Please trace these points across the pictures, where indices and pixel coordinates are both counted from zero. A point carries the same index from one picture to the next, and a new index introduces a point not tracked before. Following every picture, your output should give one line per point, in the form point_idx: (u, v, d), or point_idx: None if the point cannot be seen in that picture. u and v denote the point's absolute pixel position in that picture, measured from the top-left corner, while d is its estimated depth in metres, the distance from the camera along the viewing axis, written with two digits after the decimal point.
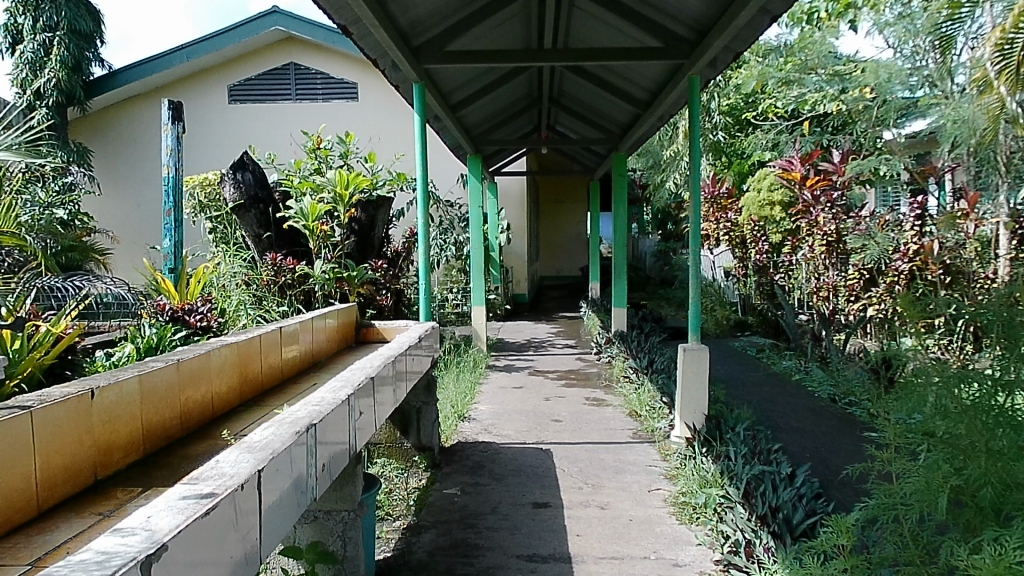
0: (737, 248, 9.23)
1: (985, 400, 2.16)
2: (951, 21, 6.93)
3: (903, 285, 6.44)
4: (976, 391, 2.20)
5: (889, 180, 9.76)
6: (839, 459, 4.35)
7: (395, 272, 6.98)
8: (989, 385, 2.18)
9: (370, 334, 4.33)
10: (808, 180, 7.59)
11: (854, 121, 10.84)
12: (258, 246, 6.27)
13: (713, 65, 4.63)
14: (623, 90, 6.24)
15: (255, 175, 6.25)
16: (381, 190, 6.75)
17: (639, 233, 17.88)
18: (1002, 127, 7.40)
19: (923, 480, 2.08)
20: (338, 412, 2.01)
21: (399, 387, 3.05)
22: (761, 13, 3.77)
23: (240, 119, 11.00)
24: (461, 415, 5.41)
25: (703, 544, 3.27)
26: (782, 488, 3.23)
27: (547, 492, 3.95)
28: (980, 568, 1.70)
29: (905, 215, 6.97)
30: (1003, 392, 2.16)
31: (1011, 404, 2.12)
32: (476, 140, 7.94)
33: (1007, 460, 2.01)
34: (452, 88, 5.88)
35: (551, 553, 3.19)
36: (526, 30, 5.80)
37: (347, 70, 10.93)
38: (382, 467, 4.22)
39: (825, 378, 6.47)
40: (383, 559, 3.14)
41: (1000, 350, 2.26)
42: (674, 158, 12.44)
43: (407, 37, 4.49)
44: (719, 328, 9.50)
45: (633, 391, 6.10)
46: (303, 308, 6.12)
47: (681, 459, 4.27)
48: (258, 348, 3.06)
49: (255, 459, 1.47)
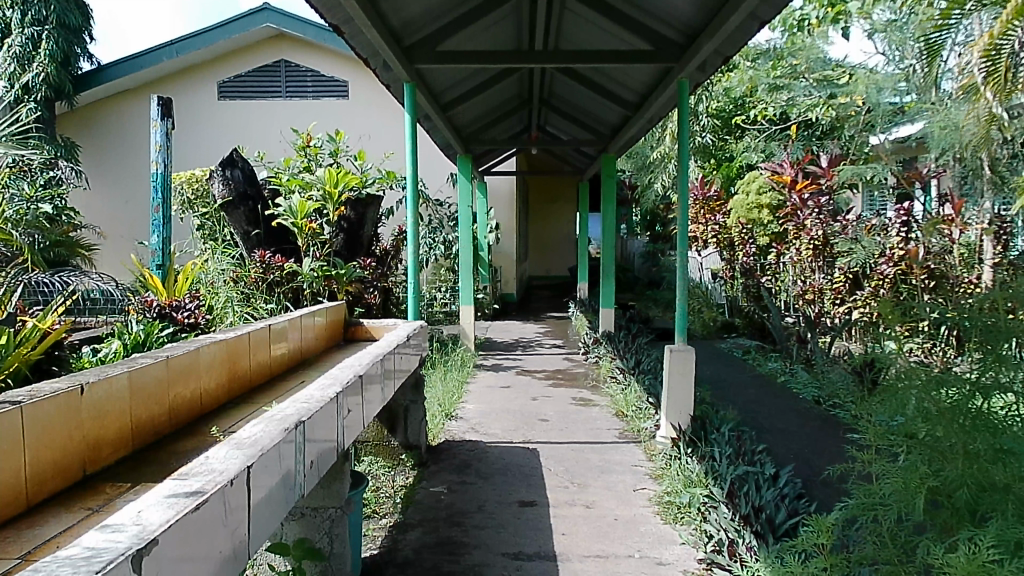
0: (725, 249, 9.38)
1: (964, 402, 2.20)
2: (940, 30, 7.02)
3: (887, 289, 6.56)
4: (955, 394, 2.24)
5: (876, 184, 9.87)
6: (822, 460, 4.41)
7: (383, 271, 6.99)
8: (968, 389, 2.23)
9: (359, 332, 4.35)
10: (798, 183, 7.61)
11: (842, 126, 10.95)
12: (247, 243, 6.28)
13: (701, 69, 4.69)
14: (613, 93, 6.28)
15: (244, 172, 6.21)
16: (370, 188, 6.74)
17: (628, 234, 17.98)
18: (990, 133, 7.50)
19: (901, 480, 2.12)
20: (327, 410, 2.03)
21: (387, 386, 3.07)
22: (751, 18, 3.80)
23: (230, 117, 10.98)
24: (449, 414, 5.42)
25: (686, 543, 3.30)
26: (765, 488, 3.27)
27: (533, 491, 3.98)
28: (954, 566, 1.74)
29: (891, 220, 7.05)
30: (980, 395, 2.21)
31: (987, 408, 2.18)
32: (466, 140, 7.95)
33: (983, 462, 2.06)
34: (443, 88, 5.90)
35: (536, 552, 3.22)
36: (518, 31, 5.83)
37: (338, 68, 10.92)
38: (369, 465, 4.24)
39: (810, 380, 6.53)
40: (370, 556, 3.16)
41: (978, 355, 2.33)
42: (662, 159, 12.53)
43: (399, 37, 4.52)
44: (706, 329, 9.56)
45: (620, 391, 6.13)
46: (291, 305, 6.11)
47: (666, 459, 4.31)
48: (246, 345, 3.07)
49: (244, 455, 1.49)
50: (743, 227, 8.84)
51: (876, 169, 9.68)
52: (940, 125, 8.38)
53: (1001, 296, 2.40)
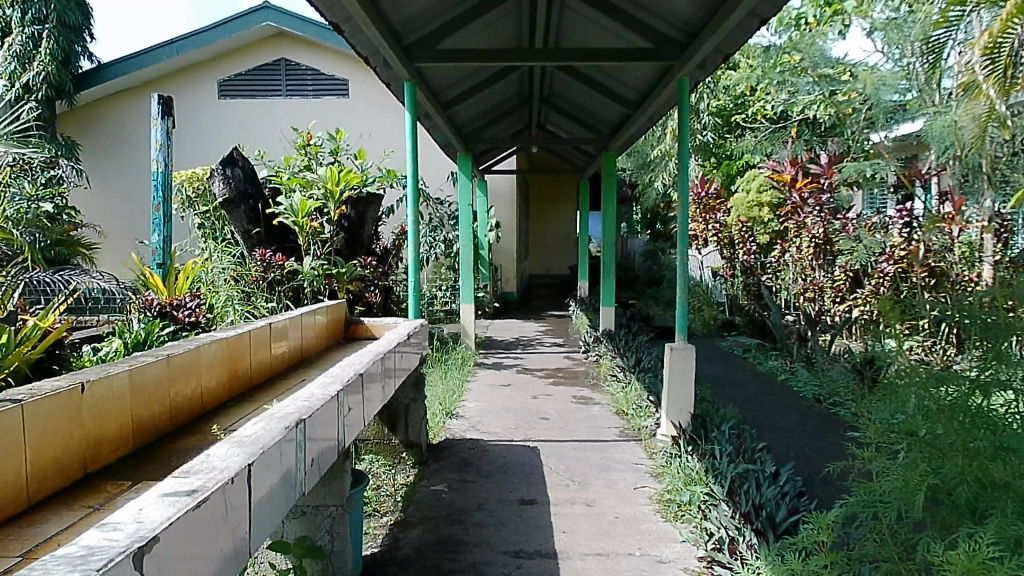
0: (725, 248, 9.35)
1: (963, 400, 2.20)
2: (941, 29, 7.01)
3: (888, 287, 6.53)
4: (954, 392, 2.24)
5: (876, 182, 9.89)
6: (821, 458, 4.42)
7: (384, 269, 7.00)
8: (966, 387, 2.23)
9: (359, 330, 4.35)
10: (797, 182, 7.60)
11: (843, 125, 10.97)
12: (247, 242, 6.28)
13: (702, 67, 4.69)
14: (614, 91, 6.28)
15: (245, 171, 6.22)
16: (371, 187, 6.75)
17: (628, 234, 17.97)
18: (990, 132, 7.50)
19: (901, 478, 2.12)
20: (328, 408, 2.03)
21: (388, 384, 3.08)
22: (751, 16, 3.79)
23: (231, 116, 10.98)
24: (450, 413, 5.43)
25: (687, 540, 3.31)
26: (766, 486, 3.27)
27: (534, 489, 3.98)
28: (953, 564, 1.74)
29: (893, 219, 7.05)
30: (979, 393, 2.22)
31: (986, 405, 2.18)
32: (466, 139, 7.95)
33: (984, 459, 2.05)
34: (443, 86, 5.90)
35: (537, 550, 3.22)
36: (518, 29, 5.83)
37: (338, 68, 10.92)
38: (370, 463, 4.23)
39: (810, 378, 6.54)
40: (371, 555, 3.16)
41: (979, 352, 2.34)
42: (662, 158, 12.54)
43: (399, 36, 4.51)
44: (707, 328, 9.59)
45: (621, 390, 6.13)
46: (291, 304, 6.11)
47: (666, 457, 4.31)
48: (246, 343, 3.07)
49: (244, 453, 1.50)
50: (744, 225, 8.83)
51: (877, 166, 9.71)
52: (941, 124, 8.39)
53: (1000, 295, 2.41)
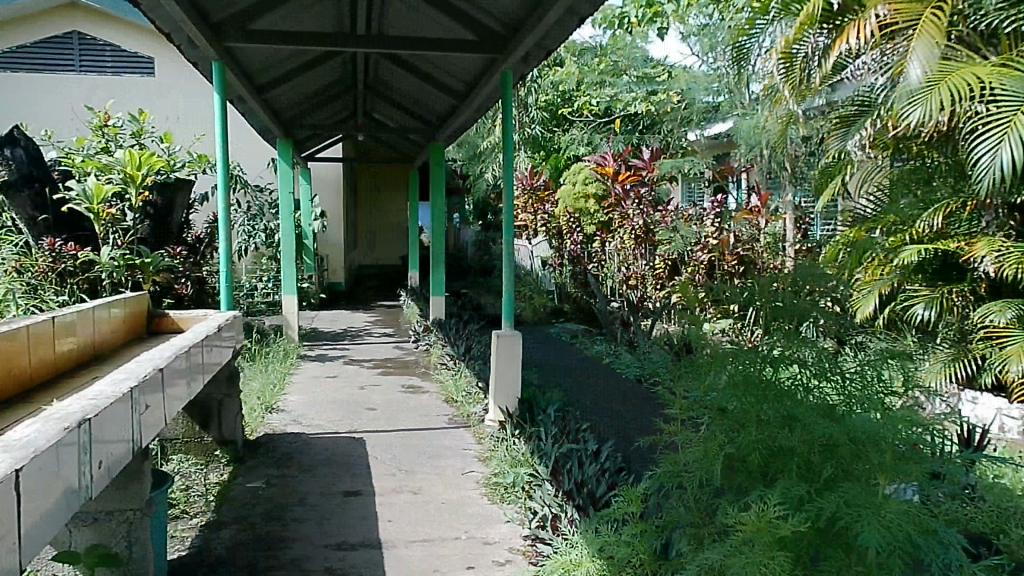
0: (553, 238, 9.11)
1: (755, 372, 2.34)
2: (747, 36, 7.53)
3: (703, 274, 7.08)
4: (749, 364, 2.37)
5: (692, 177, 10.53)
6: (640, 435, 4.65)
7: (196, 259, 6.63)
8: (758, 360, 2.36)
9: (163, 323, 4.07)
10: (620, 174, 7.96)
11: (662, 122, 11.58)
12: (33, 231, 5.70)
13: (525, 61, 4.76)
14: (441, 81, 6.26)
15: (30, 151, 5.68)
16: (180, 173, 6.42)
17: (461, 224, 18.08)
18: (791, 133, 8.17)
19: (701, 449, 2.25)
20: (117, 403, 1.87)
21: (196, 378, 2.91)
22: (569, 13, 3.89)
23: (16, 90, 9.96)
24: (269, 407, 5.21)
25: (511, 520, 3.36)
26: (587, 463, 3.38)
27: (359, 481, 3.90)
28: (748, 526, 1.86)
29: (705, 211, 7.51)
30: (770, 365, 2.36)
31: (775, 376, 2.33)
32: (287, 125, 7.66)
33: (774, 428, 2.19)
34: (259, 68, 5.62)
35: (361, 541, 3.15)
36: (342, 14, 5.67)
37: (142, 44, 10.20)
38: (178, 464, 3.97)
39: (631, 361, 6.85)
40: (177, 559, 2.96)
41: (774, 331, 2.47)
42: (492, 149, 12.71)
43: (203, 12, 4.23)
44: (536, 316, 9.83)
45: (450, 378, 6.15)
46: (89, 298, 5.61)
47: (494, 442, 4.37)
48: (25, 340, 2.78)
49: (13, 456, 1.34)
50: (571, 217, 8.66)
51: (693, 163, 10.32)
52: (749, 124, 9.04)
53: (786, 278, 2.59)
